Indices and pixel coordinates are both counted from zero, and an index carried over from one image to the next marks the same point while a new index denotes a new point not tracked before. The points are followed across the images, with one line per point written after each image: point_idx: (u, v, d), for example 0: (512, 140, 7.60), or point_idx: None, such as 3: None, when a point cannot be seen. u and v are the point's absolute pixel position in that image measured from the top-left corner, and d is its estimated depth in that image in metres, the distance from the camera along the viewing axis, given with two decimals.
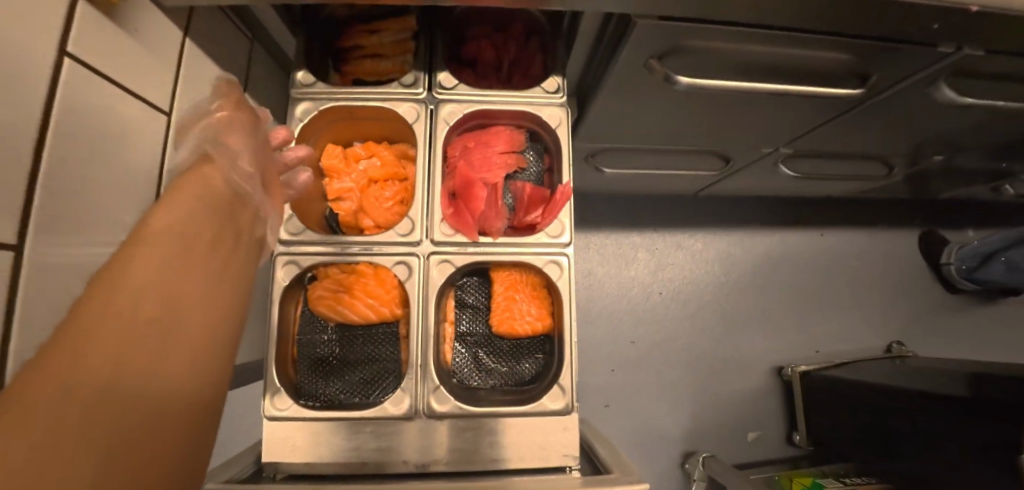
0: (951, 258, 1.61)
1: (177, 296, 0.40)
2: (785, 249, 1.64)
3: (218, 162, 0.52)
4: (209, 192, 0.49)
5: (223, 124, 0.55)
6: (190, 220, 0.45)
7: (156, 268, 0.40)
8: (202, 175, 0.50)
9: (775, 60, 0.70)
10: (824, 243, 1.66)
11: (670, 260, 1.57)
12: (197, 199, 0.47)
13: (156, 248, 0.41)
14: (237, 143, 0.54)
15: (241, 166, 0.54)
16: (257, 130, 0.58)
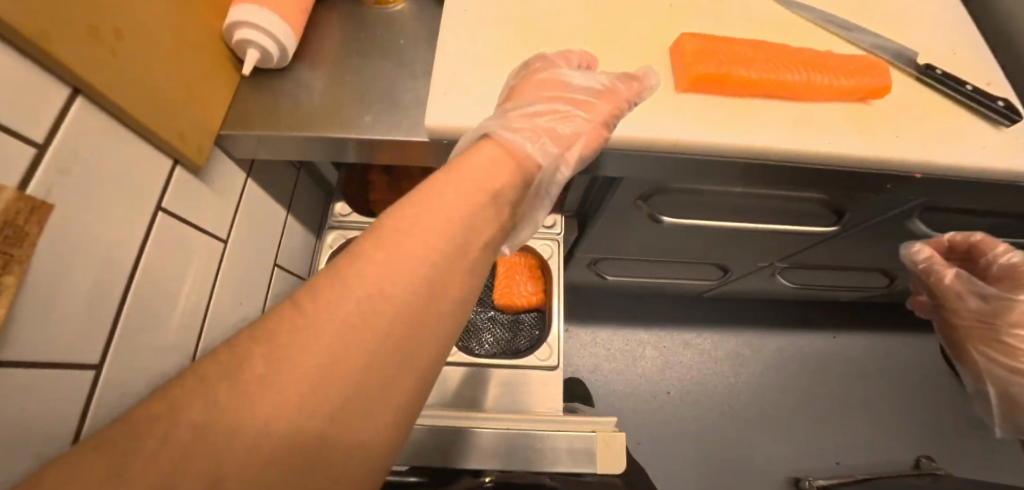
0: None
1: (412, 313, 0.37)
2: (796, 350, 1.63)
3: (523, 152, 0.50)
4: (512, 187, 0.48)
5: (516, 128, 0.52)
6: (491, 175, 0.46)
7: (402, 290, 0.37)
8: (498, 158, 0.49)
9: (753, 203, 0.79)
10: (837, 346, 1.65)
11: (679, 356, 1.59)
12: (482, 174, 0.46)
13: (438, 211, 0.40)
14: (531, 137, 0.53)
15: (533, 149, 0.52)
16: (544, 130, 0.54)
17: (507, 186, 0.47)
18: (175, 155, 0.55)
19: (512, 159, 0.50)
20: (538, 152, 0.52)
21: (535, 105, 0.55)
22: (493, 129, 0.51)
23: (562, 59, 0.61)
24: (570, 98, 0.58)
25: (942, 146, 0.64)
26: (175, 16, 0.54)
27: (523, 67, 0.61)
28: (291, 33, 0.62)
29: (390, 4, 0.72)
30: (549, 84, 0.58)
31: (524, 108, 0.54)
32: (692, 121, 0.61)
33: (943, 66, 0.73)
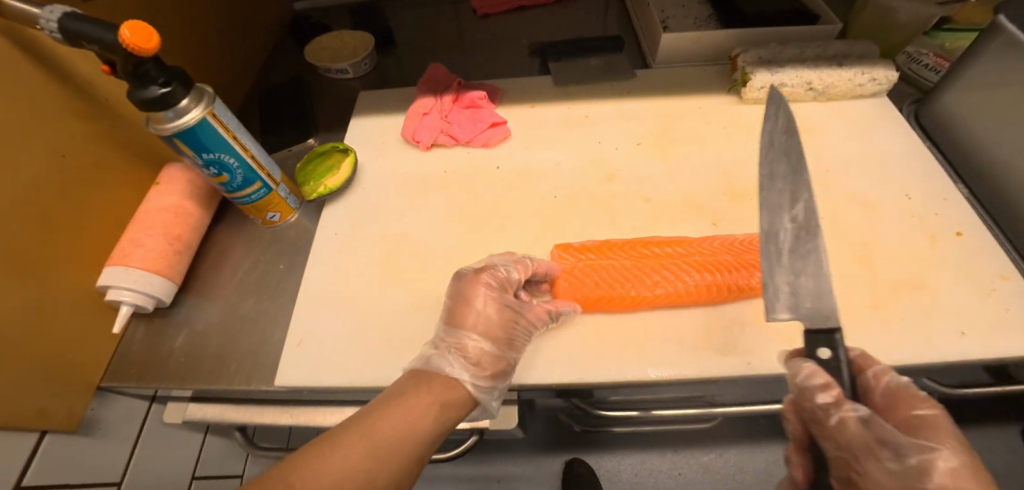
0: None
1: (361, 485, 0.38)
2: None
3: (461, 385, 0.48)
4: (462, 410, 0.48)
5: (459, 358, 0.50)
6: (424, 405, 0.45)
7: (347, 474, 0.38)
8: (442, 386, 0.47)
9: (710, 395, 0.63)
10: None
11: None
12: (415, 418, 0.44)
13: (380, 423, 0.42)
14: (475, 364, 0.50)
15: (470, 373, 0.49)
16: (482, 352, 0.50)
17: (457, 406, 0.48)
18: (39, 427, 0.56)
19: (449, 395, 0.47)
20: (470, 376, 0.49)
21: (470, 341, 0.51)
22: (467, 378, 0.49)
23: (503, 258, 0.56)
24: (501, 334, 0.52)
25: (895, 343, 0.53)
26: (31, 289, 0.56)
27: (454, 283, 0.54)
28: (163, 281, 0.64)
29: (279, 220, 0.72)
30: (491, 317, 0.52)
31: (467, 341, 0.51)
32: (575, 347, 0.54)
33: (896, 219, 0.62)
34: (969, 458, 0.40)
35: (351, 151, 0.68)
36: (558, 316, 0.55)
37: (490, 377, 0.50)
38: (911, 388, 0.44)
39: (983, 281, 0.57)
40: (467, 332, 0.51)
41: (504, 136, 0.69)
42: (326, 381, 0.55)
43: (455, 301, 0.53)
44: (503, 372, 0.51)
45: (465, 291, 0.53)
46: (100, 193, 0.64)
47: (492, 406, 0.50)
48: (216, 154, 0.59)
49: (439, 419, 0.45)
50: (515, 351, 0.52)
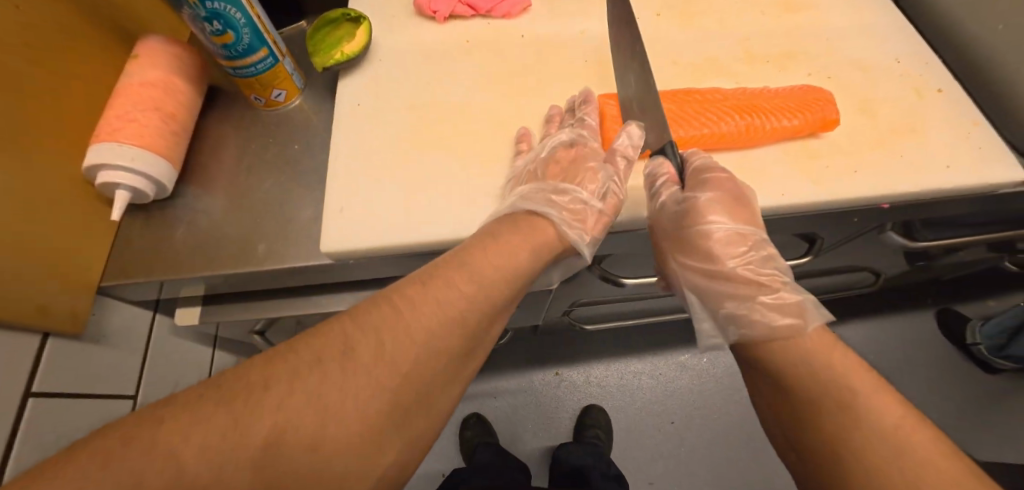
0: (978, 337, 1.17)
1: (457, 313, 0.42)
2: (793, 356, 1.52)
3: (557, 226, 0.51)
4: (556, 250, 0.51)
5: (552, 202, 0.53)
6: (518, 246, 0.48)
7: (441, 303, 0.42)
8: (535, 226, 0.51)
9: None
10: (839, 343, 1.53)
11: (642, 392, 1.28)
12: (514, 255, 0.47)
13: (476, 260, 0.45)
14: (569, 210, 0.53)
15: (564, 216, 0.52)
16: (577, 198, 0.53)
17: (551, 244, 0.51)
18: (37, 327, 0.48)
19: (545, 236, 0.50)
20: (565, 219, 0.52)
21: (570, 189, 0.54)
22: (562, 220, 0.52)
23: (581, 116, 0.59)
24: (592, 183, 0.54)
25: (900, 177, 0.60)
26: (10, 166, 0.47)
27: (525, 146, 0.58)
28: (164, 164, 0.57)
29: (283, 101, 0.66)
30: (585, 169, 0.55)
31: (569, 188, 0.53)
32: (625, 194, 0.59)
33: (892, 79, 0.68)
34: (734, 200, 0.52)
35: (364, 18, 0.63)
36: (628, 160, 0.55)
37: (585, 222, 0.52)
38: (712, 161, 0.55)
39: (963, 127, 0.65)
40: (556, 181, 0.54)
41: (525, 6, 0.67)
42: (380, 242, 0.53)
43: (543, 157, 0.56)
44: (596, 217, 0.53)
45: (554, 147, 0.56)
46: (69, 63, 0.55)
47: (585, 250, 0.52)
48: (219, 4, 0.51)
49: (533, 258, 0.48)
50: (605, 199, 0.54)
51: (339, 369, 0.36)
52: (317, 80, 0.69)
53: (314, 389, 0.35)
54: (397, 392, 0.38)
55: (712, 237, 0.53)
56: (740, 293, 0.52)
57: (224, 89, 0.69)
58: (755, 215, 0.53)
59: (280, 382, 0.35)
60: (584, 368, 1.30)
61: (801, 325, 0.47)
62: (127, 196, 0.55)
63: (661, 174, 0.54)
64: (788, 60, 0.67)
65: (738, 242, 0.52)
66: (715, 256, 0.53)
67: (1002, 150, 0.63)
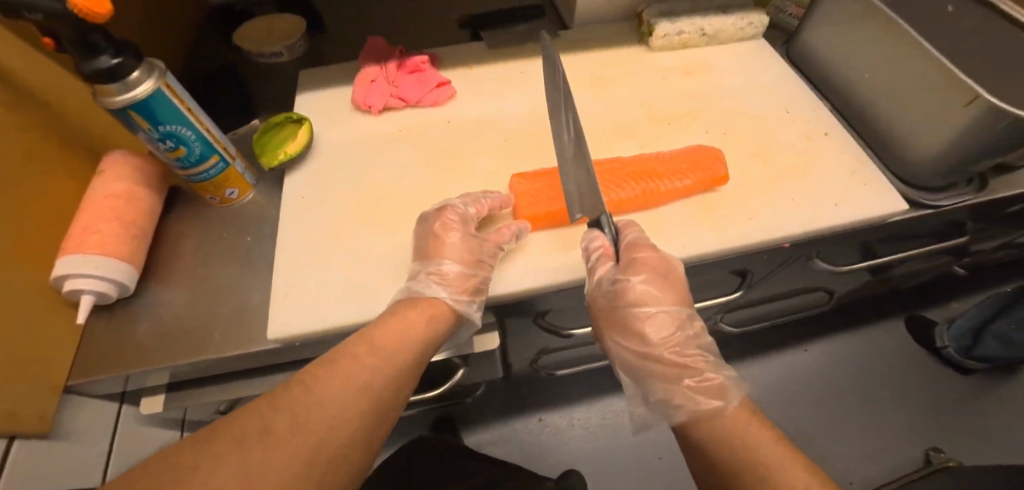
0: (946, 340, 1.22)
1: (362, 386, 0.47)
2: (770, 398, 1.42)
3: (444, 302, 0.57)
4: (448, 321, 0.57)
5: (436, 280, 0.58)
6: (414, 320, 0.55)
7: (348, 379, 0.47)
8: (426, 303, 0.57)
9: None
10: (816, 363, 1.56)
11: (623, 429, 1.30)
12: (406, 328, 0.54)
13: (375, 337, 0.52)
14: (452, 285, 0.58)
15: (448, 291, 0.58)
16: (457, 274, 0.58)
17: (444, 316, 0.57)
18: (10, 431, 0.52)
19: (435, 309, 0.56)
20: (450, 294, 0.58)
21: (445, 266, 0.58)
22: (447, 295, 0.58)
23: (461, 197, 0.64)
24: (472, 258, 0.60)
25: (792, 216, 0.67)
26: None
27: (422, 224, 0.62)
28: (125, 266, 0.62)
29: (237, 197, 0.73)
30: (460, 245, 0.60)
31: (445, 265, 0.58)
32: (543, 258, 0.64)
33: (781, 128, 0.76)
34: (660, 276, 0.58)
35: (305, 120, 0.71)
36: (515, 237, 0.62)
37: (468, 294, 0.59)
38: (644, 243, 0.60)
39: (848, 165, 0.72)
40: (438, 259, 0.59)
41: (451, 94, 0.76)
42: (320, 324, 0.58)
43: (426, 237, 0.61)
44: (478, 287, 0.60)
45: (433, 227, 0.61)
46: (39, 185, 0.61)
47: (474, 316, 0.59)
48: (172, 125, 0.59)
49: (427, 328, 0.55)
50: (486, 270, 0.60)
51: (259, 443, 0.40)
52: (269, 173, 0.77)
53: (237, 461, 0.38)
54: (313, 459, 0.42)
55: (643, 316, 0.57)
56: (667, 373, 0.57)
57: (183, 189, 0.76)
58: (683, 294, 0.58)
59: (205, 461, 0.38)
60: (565, 412, 1.32)
61: (723, 407, 0.52)
62: (93, 297, 0.60)
63: (594, 247, 0.59)
64: (689, 120, 0.75)
65: (668, 323, 0.57)
66: (646, 337, 0.57)
67: (884, 183, 0.70)
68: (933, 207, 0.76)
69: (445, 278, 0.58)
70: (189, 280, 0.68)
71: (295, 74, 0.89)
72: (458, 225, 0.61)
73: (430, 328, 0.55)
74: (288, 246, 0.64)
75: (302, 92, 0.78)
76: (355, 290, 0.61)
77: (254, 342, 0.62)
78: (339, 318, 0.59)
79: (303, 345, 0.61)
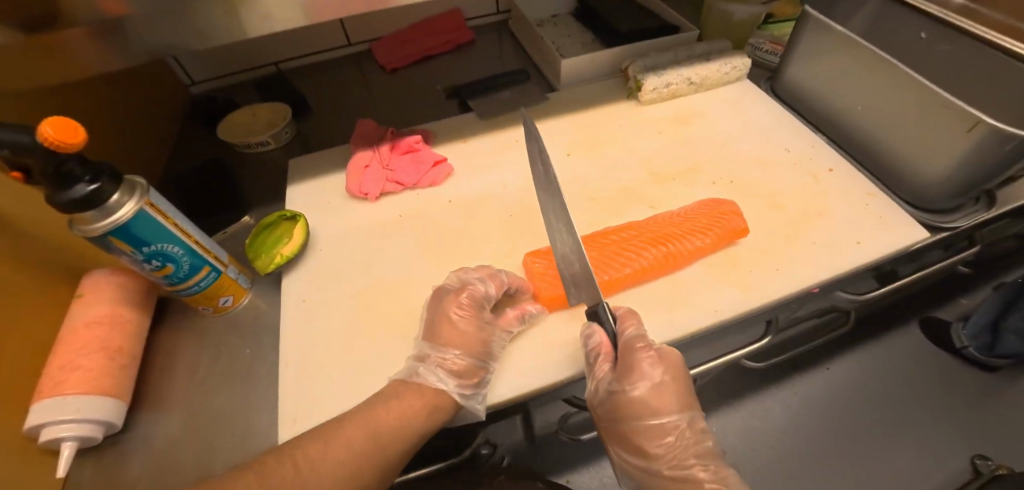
0: (961, 339, 0.95)
1: (351, 471, 0.46)
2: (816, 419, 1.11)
3: (448, 394, 0.52)
4: (446, 416, 0.52)
5: (443, 369, 0.53)
6: (415, 408, 0.51)
7: (339, 461, 0.46)
8: (427, 393, 0.52)
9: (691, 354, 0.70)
10: None
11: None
12: (406, 418, 0.50)
13: (375, 418, 0.49)
14: (459, 375, 0.53)
15: (454, 381, 0.53)
16: (464, 365, 0.54)
17: (444, 410, 0.52)
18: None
19: (438, 400, 0.52)
20: (456, 386, 0.53)
21: (453, 355, 0.54)
22: (452, 388, 0.52)
23: (481, 275, 0.60)
24: (480, 346, 0.55)
25: (816, 262, 0.64)
26: None
27: (435, 302, 0.58)
28: (112, 401, 0.56)
29: (232, 304, 0.68)
30: (469, 332, 0.55)
31: (452, 354, 0.54)
32: (570, 337, 0.59)
33: (786, 169, 0.75)
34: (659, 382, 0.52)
35: (299, 216, 0.67)
36: (526, 318, 0.58)
37: (475, 385, 0.54)
38: (643, 340, 0.54)
39: (861, 201, 0.70)
40: (447, 345, 0.54)
41: (449, 171, 0.73)
42: None
43: (435, 318, 0.56)
44: (484, 379, 0.54)
45: (447, 307, 0.56)
46: (11, 321, 0.56)
47: (478, 411, 0.53)
48: (159, 244, 0.54)
49: (426, 420, 0.51)
50: (494, 360, 0.56)
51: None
52: (265, 276, 0.72)
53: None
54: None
55: (643, 429, 0.52)
56: (671, 488, 0.51)
57: (172, 301, 0.70)
58: (686, 396, 0.53)
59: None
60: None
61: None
62: (74, 442, 0.54)
63: (592, 345, 0.54)
64: (692, 172, 0.74)
65: (669, 434, 0.52)
66: (646, 451, 0.52)
67: (902, 215, 0.68)
68: (950, 229, 0.72)
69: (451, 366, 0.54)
70: (184, 404, 0.61)
71: (284, 163, 0.86)
72: (474, 303, 0.57)
73: (424, 422, 0.51)
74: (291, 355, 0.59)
75: (293, 184, 0.75)
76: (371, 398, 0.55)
77: None
78: None
79: None
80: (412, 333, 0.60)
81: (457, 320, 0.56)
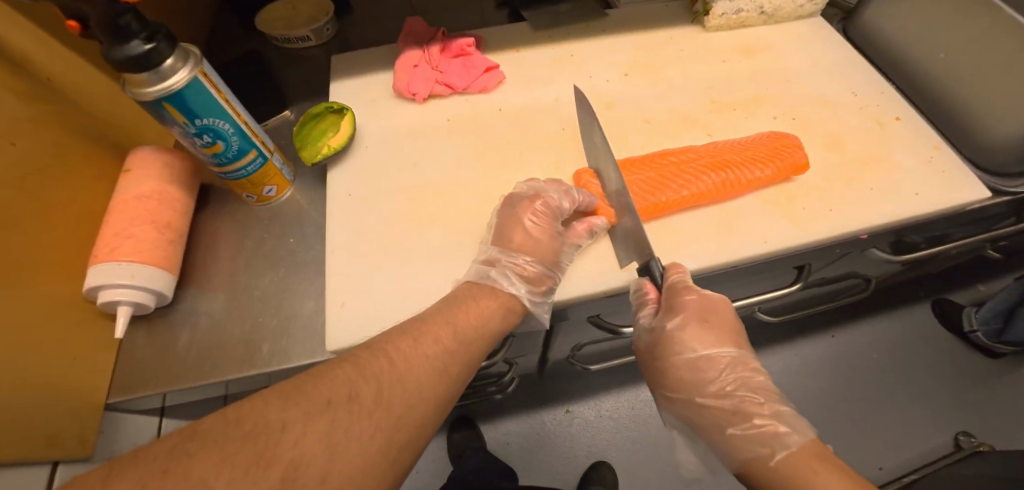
0: (975, 323, 1.12)
1: (443, 366, 0.45)
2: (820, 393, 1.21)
3: (519, 298, 0.54)
4: (506, 317, 0.53)
5: (514, 275, 0.54)
6: (480, 308, 0.51)
7: (431, 356, 0.45)
8: (497, 295, 0.53)
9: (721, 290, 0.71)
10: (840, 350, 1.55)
11: (655, 421, 1.21)
12: (484, 316, 0.51)
13: (450, 319, 0.49)
14: (529, 282, 0.55)
15: (525, 288, 0.54)
16: (535, 272, 0.55)
17: (515, 314, 0.54)
18: (45, 458, 0.48)
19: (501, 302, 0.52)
20: (527, 291, 0.54)
21: (527, 262, 0.55)
22: (523, 292, 0.54)
23: (555, 187, 0.59)
24: (550, 255, 0.56)
25: (871, 208, 0.62)
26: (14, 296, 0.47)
27: (508, 208, 0.58)
28: (165, 273, 0.57)
29: (276, 195, 0.68)
30: (542, 242, 0.56)
31: (524, 260, 0.55)
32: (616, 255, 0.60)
33: (850, 113, 0.71)
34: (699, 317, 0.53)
35: (347, 110, 0.66)
36: (595, 233, 0.58)
37: (543, 293, 0.55)
38: (688, 282, 0.55)
39: (925, 150, 0.68)
40: (519, 251, 0.55)
41: (499, 80, 0.71)
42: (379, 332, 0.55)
43: (508, 224, 0.57)
44: (551, 287, 0.56)
45: (520, 212, 0.57)
46: (65, 185, 0.55)
47: (544, 317, 0.55)
48: (209, 119, 0.53)
49: (492, 320, 0.51)
50: (561, 270, 0.57)
51: (349, 414, 0.37)
52: (307, 170, 0.72)
53: (327, 430, 0.36)
54: (394, 435, 0.39)
55: (687, 364, 0.53)
56: (719, 424, 0.51)
57: (215, 186, 0.70)
58: (729, 333, 0.54)
59: (295, 420, 0.35)
60: (594, 402, 1.23)
61: (773, 456, 0.46)
62: (129, 308, 0.55)
63: (638, 292, 0.57)
64: (754, 105, 0.71)
65: (712, 364, 0.53)
66: (689, 382, 0.53)
67: (963, 171, 0.66)
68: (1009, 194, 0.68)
69: (525, 274, 0.55)
70: (229, 285, 0.63)
71: (325, 60, 0.83)
72: (549, 212, 0.57)
73: (495, 321, 0.52)
74: (338, 246, 0.60)
75: (337, 80, 0.73)
76: (415, 295, 0.57)
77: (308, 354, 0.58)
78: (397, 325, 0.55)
79: None
80: (476, 237, 0.60)
81: (533, 227, 0.56)
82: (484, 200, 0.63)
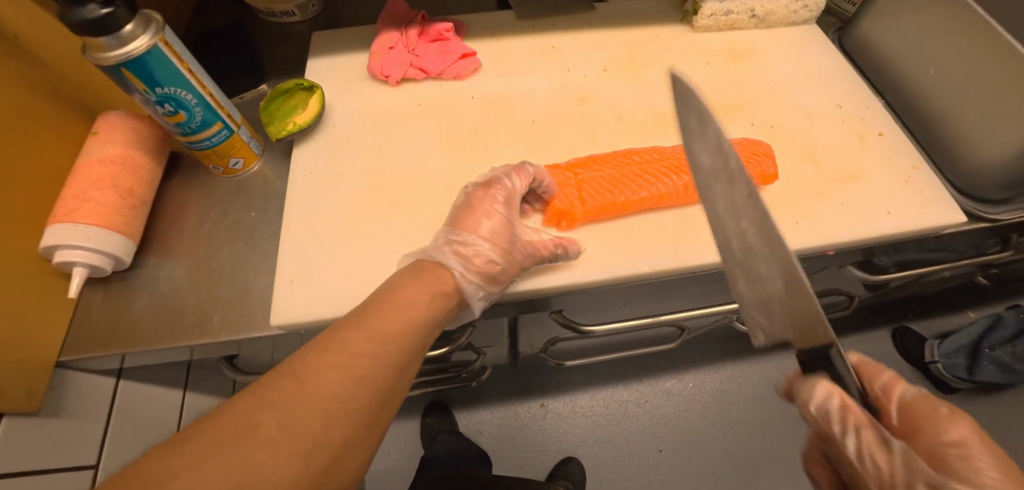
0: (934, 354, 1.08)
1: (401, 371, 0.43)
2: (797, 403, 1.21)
3: (454, 278, 0.52)
4: (449, 303, 0.51)
5: (458, 253, 0.54)
6: (421, 296, 0.49)
7: (392, 361, 0.43)
8: (434, 275, 0.52)
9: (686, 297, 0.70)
10: None
11: (627, 422, 1.21)
12: (421, 307, 0.48)
13: (408, 310, 0.47)
14: (469, 262, 0.54)
15: (463, 267, 0.53)
16: (477, 251, 0.54)
17: (447, 296, 0.52)
18: None
19: (444, 285, 0.51)
20: (463, 271, 0.53)
21: (471, 241, 0.55)
22: (459, 272, 0.53)
23: (517, 171, 0.59)
24: (498, 239, 0.55)
25: (839, 224, 0.61)
26: None
27: (468, 191, 0.59)
28: (118, 237, 0.58)
29: (241, 168, 0.68)
30: (492, 225, 0.56)
31: (468, 238, 0.55)
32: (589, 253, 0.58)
33: (830, 124, 0.70)
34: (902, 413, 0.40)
35: (316, 87, 0.66)
36: (564, 253, 0.56)
37: (482, 276, 0.54)
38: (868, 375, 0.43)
39: (903, 169, 0.66)
40: (468, 231, 0.56)
41: (475, 67, 0.70)
42: (323, 311, 0.55)
43: (467, 207, 0.57)
44: (495, 273, 0.54)
45: (477, 195, 0.57)
46: (28, 145, 0.56)
47: (477, 303, 0.54)
48: (170, 88, 0.53)
49: (433, 312, 0.49)
50: (510, 258, 0.55)
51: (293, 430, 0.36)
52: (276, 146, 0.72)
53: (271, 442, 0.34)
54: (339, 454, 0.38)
55: None
56: None
57: (184, 155, 0.70)
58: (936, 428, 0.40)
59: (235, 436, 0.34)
60: (568, 398, 1.23)
61: None
62: (84, 269, 0.56)
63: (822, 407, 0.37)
64: (733, 110, 0.70)
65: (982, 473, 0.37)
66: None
67: (942, 194, 0.64)
68: (989, 221, 0.66)
69: (465, 255, 0.54)
70: (190, 255, 0.63)
71: (309, 37, 0.83)
72: (505, 196, 0.57)
73: (432, 303, 0.50)
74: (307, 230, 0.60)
75: (313, 58, 0.73)
76: (365, 275, 0.57)
77: (260, 328, 0.59)
78: (343, 304, 0.55)
79: (309, 332, 0.57)
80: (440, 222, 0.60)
81: (482, 207, 0.57)
82: (446, 186, 0.62)
